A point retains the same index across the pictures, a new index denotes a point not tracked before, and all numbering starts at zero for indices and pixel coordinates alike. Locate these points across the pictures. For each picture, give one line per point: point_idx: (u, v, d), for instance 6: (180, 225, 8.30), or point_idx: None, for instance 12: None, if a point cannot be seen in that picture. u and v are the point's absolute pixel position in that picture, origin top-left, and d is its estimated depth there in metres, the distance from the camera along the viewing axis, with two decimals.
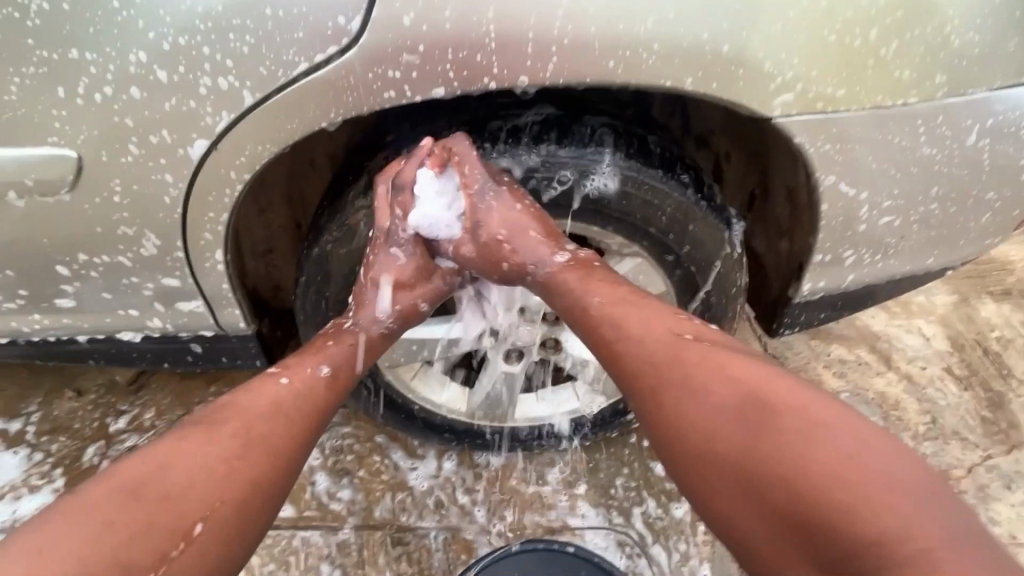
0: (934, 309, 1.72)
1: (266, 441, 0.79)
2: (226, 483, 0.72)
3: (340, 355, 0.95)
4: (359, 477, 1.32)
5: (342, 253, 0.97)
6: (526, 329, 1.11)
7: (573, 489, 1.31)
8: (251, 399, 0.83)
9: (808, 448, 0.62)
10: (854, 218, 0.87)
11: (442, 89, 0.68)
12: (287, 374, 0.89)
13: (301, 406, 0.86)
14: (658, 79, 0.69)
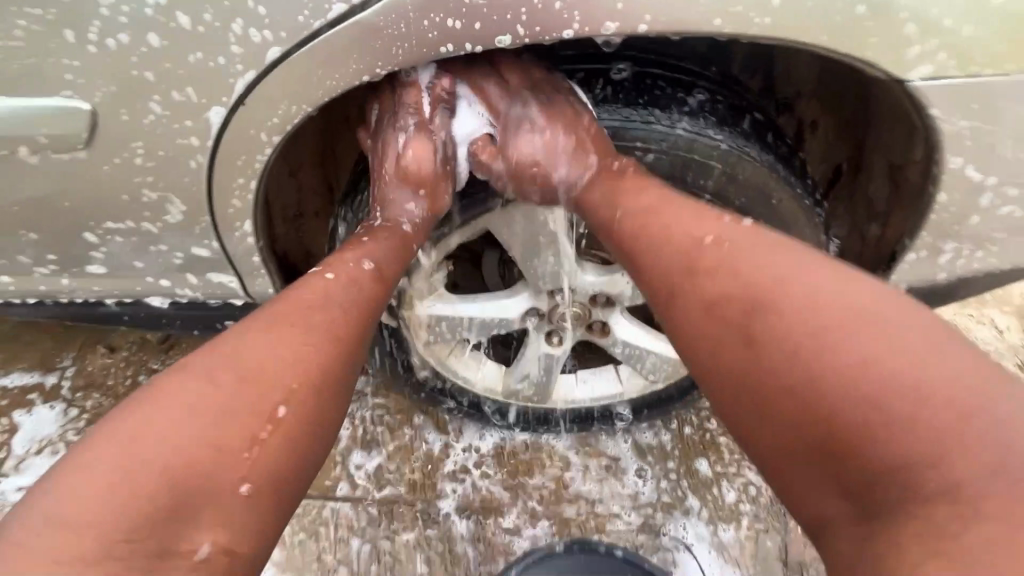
0: (1008, 299, 1.58)
1: (327, 328, 0.71)
2: (299, 364, 0.66)
3: (388, 244, 0.82)
4: (391, 449, 1.30)
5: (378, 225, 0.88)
6: (571, 311, 1.00)
7: (609, 473, 1.27)
8: (298, 296, 0.74)
9: (899, 393, 0.47)
10: (972, 207, 0.75)
11: (509, 37, 0.58)
12: (331, 268, 0.78)
13: (354, 304, 0.76)
14: (778, 35, 0.58)
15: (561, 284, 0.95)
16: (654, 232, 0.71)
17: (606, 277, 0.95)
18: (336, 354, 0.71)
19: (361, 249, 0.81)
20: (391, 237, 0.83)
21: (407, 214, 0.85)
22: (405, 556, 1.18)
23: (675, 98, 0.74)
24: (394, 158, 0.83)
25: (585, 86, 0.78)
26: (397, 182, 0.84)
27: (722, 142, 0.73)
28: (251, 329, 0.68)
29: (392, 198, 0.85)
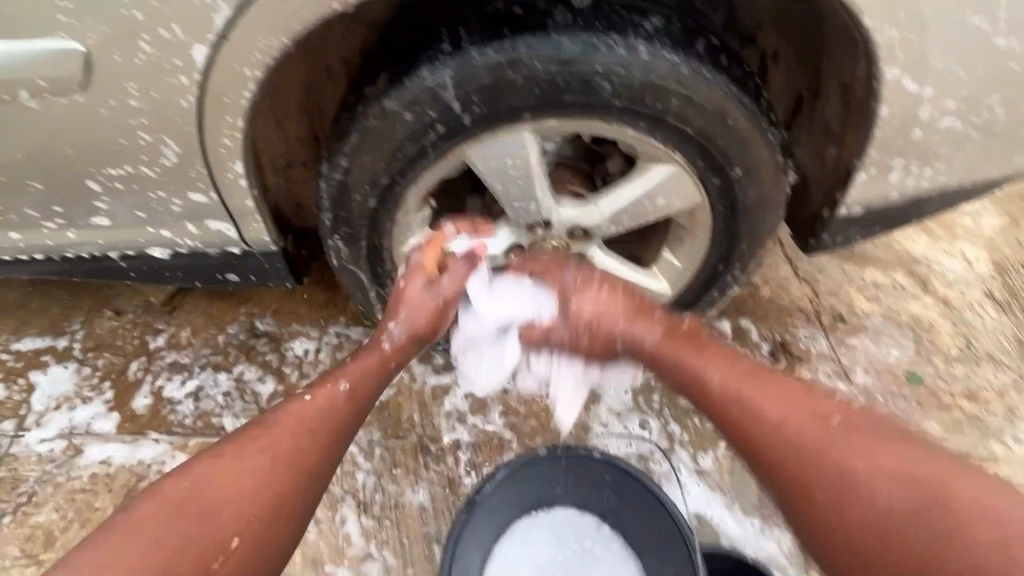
0: (979, 232, 1.63)
1: (294, 449, 0.85)
2: (264, 484, 0.81)
3: (361, 367, 0.97)
4: (389, 392, 1.38)
5: (364, 159, 0.88)
6: (551, 245, 1.06)
7: (595, 405, 1.34)
8: (281, 418, 0.88)
9: (855, 479, 0.76)
10: (913, 117, 0.81)
11: None
12: (310, 392, 0.92)
13: (323, 425, 0.89)
14: None
15: (539, 218, 1.00)
16: (675, 364, 0.93)
17: (582, 207, 1.00)
18: (297, 475, 0.84)
19: (346, 377, 0.94)
20: (373, 356, 0.98)
21: (389, 335, 1.00)
22: (407, 484, 1.27)
23: (630, 22, 0.80)
24: (420, 287, 1.00)
25: (546, 15, 0.80)
26: (401, 283, 1.01)
27: (670, 64, 0.80)
28: (231, 451, 0.83)
29: (392, 301, 1.02)
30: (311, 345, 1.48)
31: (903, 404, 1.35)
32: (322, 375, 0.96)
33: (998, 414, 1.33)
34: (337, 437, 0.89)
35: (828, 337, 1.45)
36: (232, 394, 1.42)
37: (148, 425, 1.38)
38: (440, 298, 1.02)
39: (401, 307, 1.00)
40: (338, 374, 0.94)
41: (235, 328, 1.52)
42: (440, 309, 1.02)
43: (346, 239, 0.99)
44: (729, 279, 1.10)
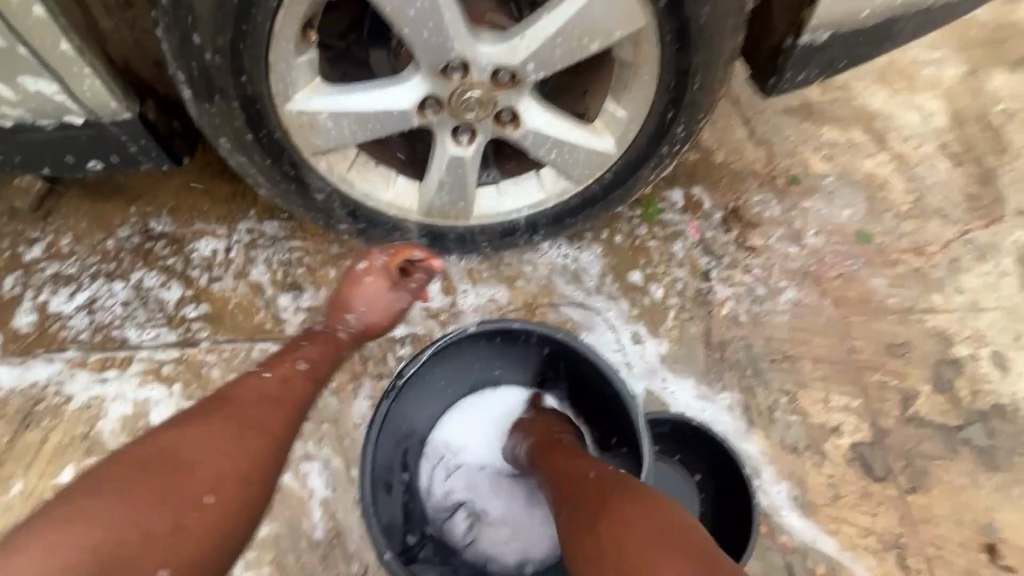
0: (939, 83, 1.54)
1: (259, 419, 0.76)
2: (242, 445, 0.72)
3: (314, 351, 0.91)
4: (315, 288, 1.25)
5: None
6: (475, 95, 0.88)
7: (541, 285, 1.25)
8: (236, 393, 0.79)
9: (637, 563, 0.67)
10: None
11: None
12: (269, 367, 0.84)
13: (288, 400, 0.81)
14: None
15: (452, 55, 0.82)
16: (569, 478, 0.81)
17: (505, 42, 0.82)
18: (274, 437, 0.76)
19: (299, 353, 0.89)
20: (319, 345, 0.92)
21: (345, 324, 0.97)
22: (342, 382, 1.17)
23: None
24: (360, 280, 0.99)
25: None
26: (361, 278, 0.99)
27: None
28: (197, 423, 0.73)
29: (348, 289, 0.98)
30: (219, 245, 1.30)
31: (851, 263, 1.32)
32: (274, 356, 0.89)
33: (941, 266, 1.33)
34: (299, 406, 0.82)
35: (782, 201, 1.37)
36: (133, 303, 1.25)
37: (36, 344, 1.20)
38: (377, 310, 0.98)
39: (353, 308, 0.97)
40: (295, 355, 0.88)
41: (126, 230, 1.31)
42: (385, 319, 0.99)
43: (212, 92, 0.80)
44: (680, 132, 0.95)
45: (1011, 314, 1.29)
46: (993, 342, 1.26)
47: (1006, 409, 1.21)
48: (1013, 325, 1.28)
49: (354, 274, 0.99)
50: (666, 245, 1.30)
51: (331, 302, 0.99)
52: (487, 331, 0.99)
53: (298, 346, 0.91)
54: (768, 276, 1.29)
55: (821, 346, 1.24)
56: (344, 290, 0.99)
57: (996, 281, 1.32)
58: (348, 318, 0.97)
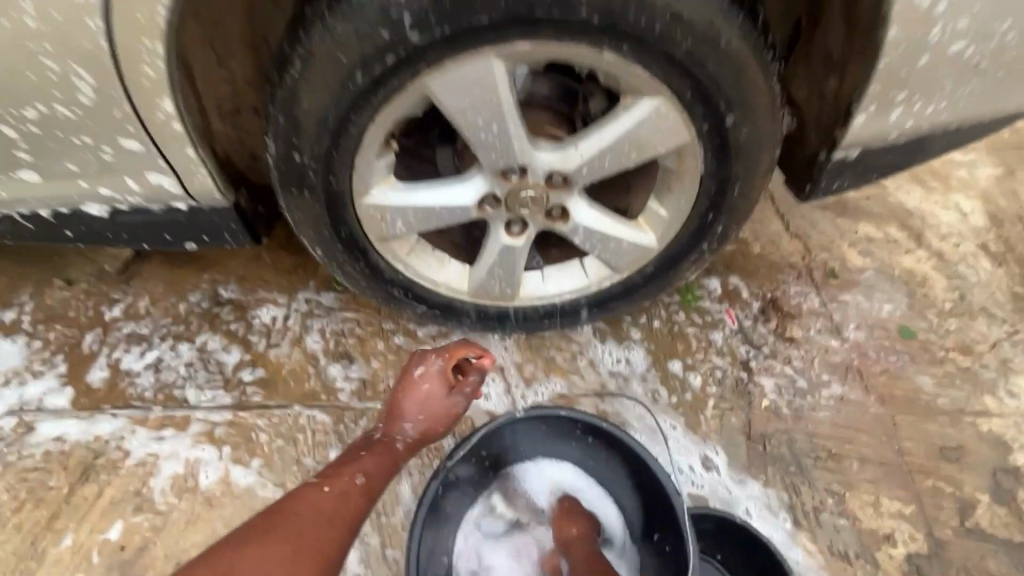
0: (973, 183, 1.58)
1: (316, 538, 0.79)
2: (299, 562, 0.75)
3: (370, 462, 0.92)
4: (363, 359, 1.31)
5: (313, 88, 0.77)
6: (529, 194, 0.97)
7: (580, 367, 1.28)
8: (297, 506, 0.83)
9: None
10: (921, 46, 0.73)
11: None
12: (328, 481, 0.87)
13: (343, 514, 0.84)
14: None
15: (513, 161, 0.91)
16: None
17: (560, 151, 0.91)
18: (326, 557, 0.78)
19: (360, 462, 0.92)
20: (382, 455, 0.94)
21: (402, 434, 0.98)
22: None
23: None
24: (415, 386, 0.99)
25: None
26: (420, 381, 0.99)
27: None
28: (256, 539, 0.76)
29: (406, 393, 1.00)
30: (278, 313, 1.39)
31: (895, 359, 1.31)
32: (335, 466, 0.92)
33: (992, 367, 1.30)
34: (353, 523, 0.84)
35: (820, 294, 1.40)
36: (195, 365, 1.33)
37: (104, 399, 1.29)
38: (430, 413, 0.99)
39: (408, 418, 0.98)
40: (354, 466, 0.91)
41: (197, 296, 1.42)
42: (439, 424, 0.99)
43: (303, 189, 0.90)
44: (719, 230, 1.02)
45: None
46: None
47: None
48: None
49: (415, 376, 1.00)
50: (704, 333, 1.32)
51: (389, 406, 1.01)
52: (534, 418, 1.03)
53: (360, 453, 0.94)
54: (809, 369, 1.29)
55: (868, 445, 1.21)
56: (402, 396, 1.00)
57: None
58: (404, 425, 0.98)
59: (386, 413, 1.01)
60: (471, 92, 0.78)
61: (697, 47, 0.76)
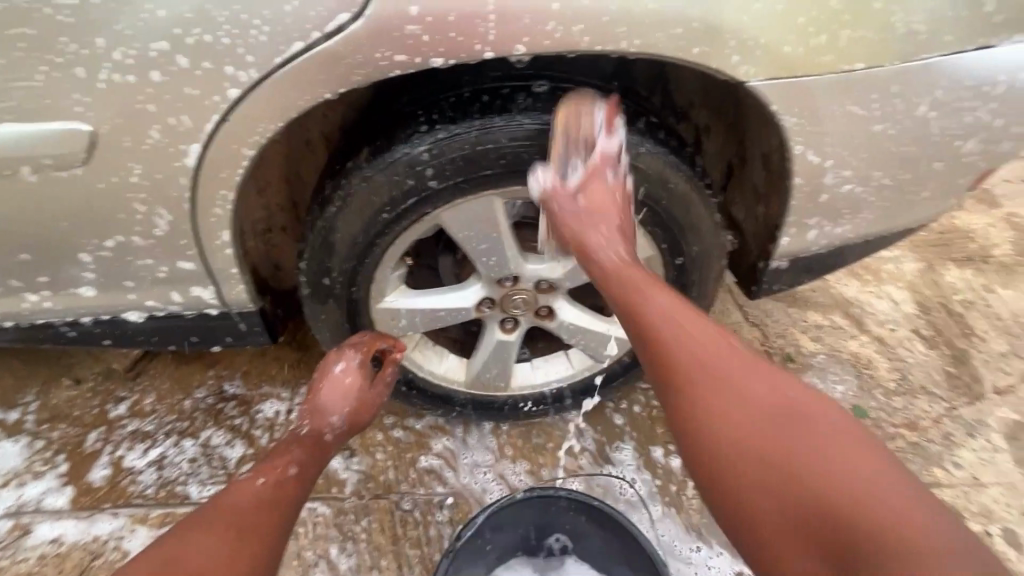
0: (901, 276, 1.78)
1: (257, 528, 0.78)
2: (239, 542, 0.74)
3: (301, 456, 0.94)
4: (364, 450, 1.38)
5: (347, 222, 0.94)
6: (520, 297, 1.14)
7: (568, 451, 1.38)
8: (226, 500, 0.81)
9: (852, 443, 0.66)
10: (820, 184, 0.93)
11: (442, 58, 0.73)
12: (262, 473, 0.87)
13: (281, 501, 0.83)
14: (649, 39, 0.74)
15: (508, 272, 1.08)
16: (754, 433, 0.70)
17: (547, 263, 1.08)
18: (266, 541, 0.77)
19: (289, 455, 0.92)
20: (308, 444, 0.97)
21: (330, 426, 1.02)
22: (384, 544, 1.25)
23: (582, 106, 0.91)
24: (336, 381, 1.04)
25: (509, 100, 0.89)
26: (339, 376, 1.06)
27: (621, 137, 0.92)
28: (188, 536, 0.73)
29: (327, 389, 1.05)
30: (282, 406, 1.47)
31: None
32: (265, 458, 0.91)
33: (936, 441, 1.44)
34: (291, 508, 0.84)
35: None
36: (199, 461, 1.38)
37: (106, 498, 1.32)
38: (352, 400, 1.05)
39: (334, 410, 1.03)
40: (279, 460, 0.91)
41: (203, 392, 1.49)
42: (361, 409, 1.07)
43: (328, 299, 1.05)
44: None
45: (1014, 490, 1.36)
46: (1002, 519, 1.31)
47: None
48: (1018, 502, 1.34)
49: (333, 375, 1.06)
50: None
51: (311, 403, 1.04)
52: (535, 500, 1.09)
53: (288, 449, 0.94)
54: None
55: None
56: (322, 393, 1.04)
57: (989, 457, 1.41)
58: (330, 417, 1.03)
59: (304, 414, 1.03)
60: (471, 218, 0.96)
61: (653, 186, 0.97)
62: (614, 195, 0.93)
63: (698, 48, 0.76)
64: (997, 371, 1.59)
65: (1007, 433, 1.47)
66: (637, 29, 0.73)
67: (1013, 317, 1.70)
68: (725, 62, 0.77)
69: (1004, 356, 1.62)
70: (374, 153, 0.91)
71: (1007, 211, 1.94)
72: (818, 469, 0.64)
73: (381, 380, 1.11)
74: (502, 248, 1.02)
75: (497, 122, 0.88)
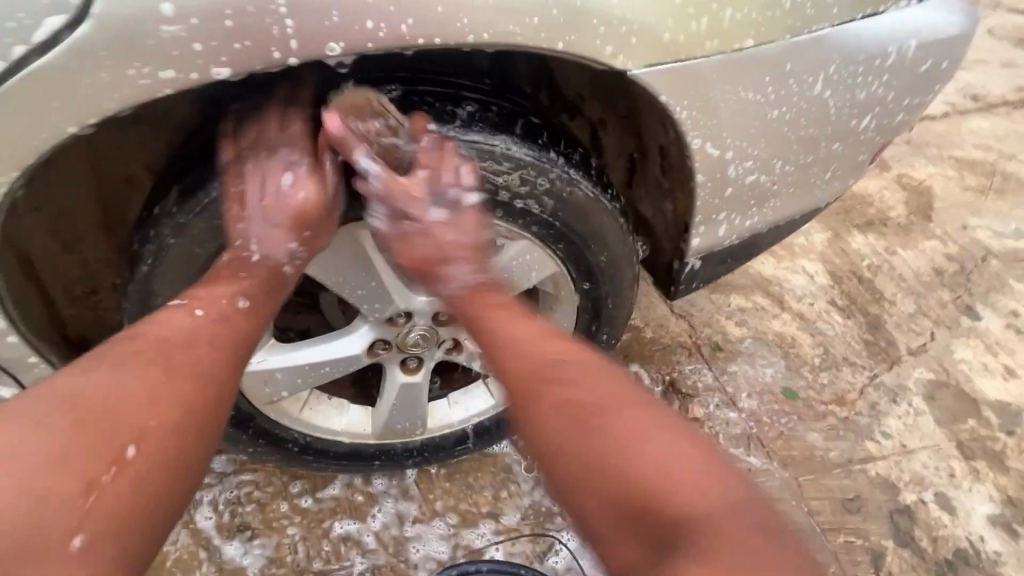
0: (813, 247, 1.78)
1: (199, 376, 0.68)
2: (169, 380, 0.66)
3: (240, 283, 0.77)
4: (266, 528, 1.18)
5: (166, 275, 0.78)
6: (419, 334, 0.98)
7: (502, 490, 1.24)
8: (162, 330, 0.70)
9: (666, 421, 0.66)
10: (724, 177, 0.84)
11: (227, 68, 0.58)
12: (200, 304, 0.73)
13: (226, 343, 0.72)
14: (499, 29, 0.61)
15: (396, 308, 0.93)
16: (626, 449, 0.63)
17: None
18: (207, 400, 0.68)
19: (235, 285, 0.76)
20: (252, 274, 0.78)
21: (286, 254, 0.80)
22: None
23: (445, 112, 0.78)
24: (289, 197, 0.78)
25: (352, 111, 0.77)
26: (283, 183, 0.79)
27: (492, 144, 0.78)
28: (109, 369, 0.65)
29: (263, 196, 0.78)
30: None
31: (786, 422, 1.42)
32: (201, 279, 0.76)
33: (864, 413, 1.44)
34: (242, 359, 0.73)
35: (711, 368, 1.50)
36: None
37: None
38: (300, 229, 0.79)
39: (279, 238, 0.79)
40: (219, 291, 0.75)
41: None
42: (318, 232, 0.80)
43: None
44: (606, 337, 1.08)
45: (939, 453, 1.38)
46: (933, 484, 1.34)
47: (967, 554, 1.26)
48: (944, 463, 1.37)
49: (266, 171, 0.78)
50: None
51: (239, 213, 0.77)
52: None
53: (226, 271, 0.77)
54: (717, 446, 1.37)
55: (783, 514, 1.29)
56: (257, 198, 0.78)
57: (913, 422, 1.43)
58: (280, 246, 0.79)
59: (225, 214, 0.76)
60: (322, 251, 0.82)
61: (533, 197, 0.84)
62: (459, 235, 0.78)
63: (563, 41, 0.64)
64: (910, 332, 1.61)
65: (926, 394, 1.49)
66: (482, 20, 0.60)
67: (916, 275, 1.74)
68: (597, 54, 0.65)
69: (914, 316, 1.65)
70: (189, 191, 0.76)
71: (897, 172, 2.01)
72: (624, 457, 0.62)
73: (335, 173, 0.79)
74: (378, 280, 0.89)
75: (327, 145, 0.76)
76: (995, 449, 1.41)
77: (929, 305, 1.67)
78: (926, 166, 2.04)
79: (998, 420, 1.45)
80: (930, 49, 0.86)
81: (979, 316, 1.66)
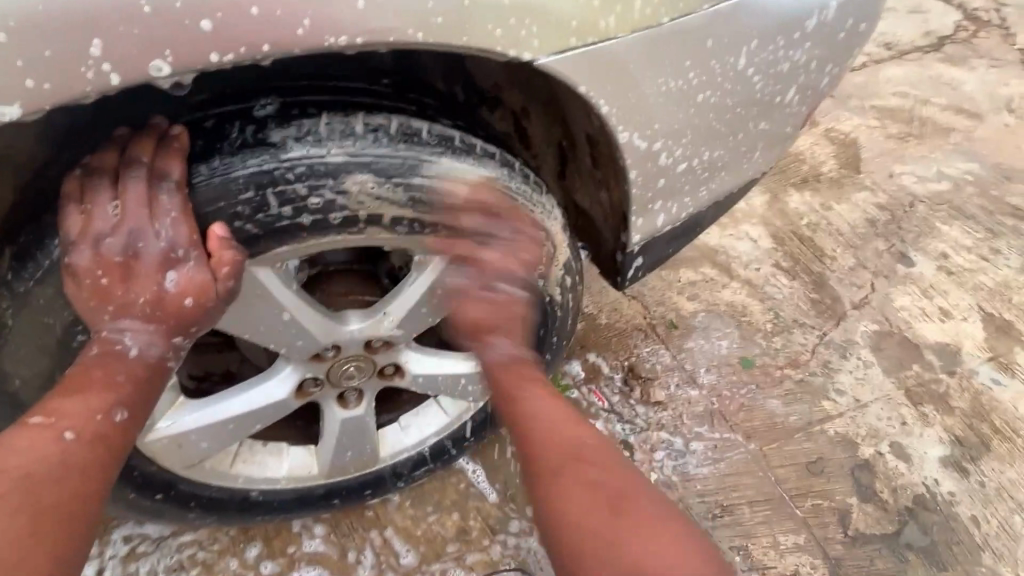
0: (754, 212, 1.78)
1: (68, 504, 0.59)
2: (41, 527, 0.56)
3: (101, 391, 0.65)
4: None
5: (21, 350, 0.68)
6: (352, 365, 0.90)
7: (470, 507, 1.18)
8: (8, 457, 0.59)
9: (620, 518, 0.62)
10: (656, 167, 0.79)
11: (18, 105, 0.48)
12: (70, 424, 0.63)
13: (95, 465, 0.63)
14: (371, 33, 0.53)
15: (321, 343, 0.84)
16: (573, 514, 0.64)
17: (370, 318, 0.85)
18: (76, 528, 0.59)
19: (110, 394, 0.66)
20: (113, 374, 0.66)
21: (162, 350, 0.69)
22: None
23: (335, 124, 0.67)
24: (142, 289, 0.66)
25: (218, 136, 0.65)
26: (159, 276, 0.66)
27: (404, 157, 0.69)
28: None
29: (137, 288, 0.65)
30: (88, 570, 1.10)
31: (746, 392, 1.43)
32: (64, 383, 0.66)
33: (818, 373, 1.47)
34: (109, 475, 0.64)
35: (669, 348, 1.49)
36: None
37: None
38: (154, 319, 0.67)
39: (133, 334, 0.67)
40: (93, 401, 0.65)
41: None
42: (177, 316, 0.68)
43: None
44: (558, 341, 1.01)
45: (890, 403, 1.43)
46: (887, 434, 1.38)
47: (926, 500, 1.31)
48: (896, 413, 1.42)
49: (140, 253, 0.64)
50: None
51: (110, 302, 0.65)
52: None
53: (81, 381, 0.65)
54: (682, 427, 1.37)
55: (751, 486, 1.30)
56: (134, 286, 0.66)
57: (861, 376, 1.47)
58: (125, 346, 0.68)
59: (86, 302, 0.65)
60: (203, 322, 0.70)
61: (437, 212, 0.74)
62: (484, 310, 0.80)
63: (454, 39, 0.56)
64: (852, 286, 1.64)
65: (872, 345, 1.53)
66: (352, 24, 0.53)
67: (853, 229, 1.77)
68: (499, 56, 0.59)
69: (855, 270, 1.68)
70: (26, 255, 0.64)
71: (824, 127, 2.04)
72: (572, 493, 0.65)
73: (214, 269, 0.66)
74: (293, 320, 0.79)
75: (198, 178, 0.64)
76: (940, 390, 1.46)
77: (867, 257, 1.71)
78: (850, 119, 2.08)
79: (939, 363, 1.51)
80: (847, 11, 0.83)
81: (912, 263, 1.71)
